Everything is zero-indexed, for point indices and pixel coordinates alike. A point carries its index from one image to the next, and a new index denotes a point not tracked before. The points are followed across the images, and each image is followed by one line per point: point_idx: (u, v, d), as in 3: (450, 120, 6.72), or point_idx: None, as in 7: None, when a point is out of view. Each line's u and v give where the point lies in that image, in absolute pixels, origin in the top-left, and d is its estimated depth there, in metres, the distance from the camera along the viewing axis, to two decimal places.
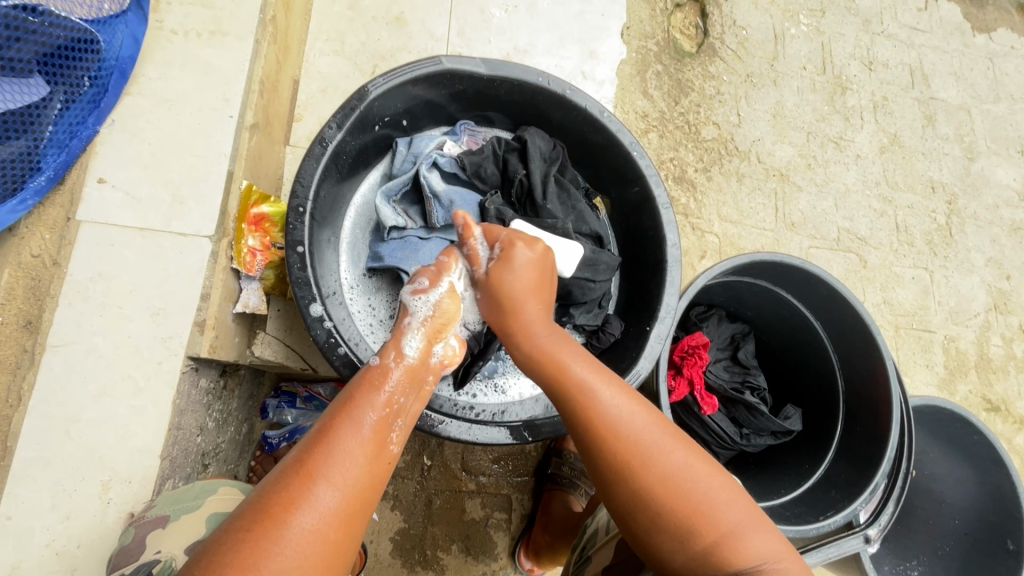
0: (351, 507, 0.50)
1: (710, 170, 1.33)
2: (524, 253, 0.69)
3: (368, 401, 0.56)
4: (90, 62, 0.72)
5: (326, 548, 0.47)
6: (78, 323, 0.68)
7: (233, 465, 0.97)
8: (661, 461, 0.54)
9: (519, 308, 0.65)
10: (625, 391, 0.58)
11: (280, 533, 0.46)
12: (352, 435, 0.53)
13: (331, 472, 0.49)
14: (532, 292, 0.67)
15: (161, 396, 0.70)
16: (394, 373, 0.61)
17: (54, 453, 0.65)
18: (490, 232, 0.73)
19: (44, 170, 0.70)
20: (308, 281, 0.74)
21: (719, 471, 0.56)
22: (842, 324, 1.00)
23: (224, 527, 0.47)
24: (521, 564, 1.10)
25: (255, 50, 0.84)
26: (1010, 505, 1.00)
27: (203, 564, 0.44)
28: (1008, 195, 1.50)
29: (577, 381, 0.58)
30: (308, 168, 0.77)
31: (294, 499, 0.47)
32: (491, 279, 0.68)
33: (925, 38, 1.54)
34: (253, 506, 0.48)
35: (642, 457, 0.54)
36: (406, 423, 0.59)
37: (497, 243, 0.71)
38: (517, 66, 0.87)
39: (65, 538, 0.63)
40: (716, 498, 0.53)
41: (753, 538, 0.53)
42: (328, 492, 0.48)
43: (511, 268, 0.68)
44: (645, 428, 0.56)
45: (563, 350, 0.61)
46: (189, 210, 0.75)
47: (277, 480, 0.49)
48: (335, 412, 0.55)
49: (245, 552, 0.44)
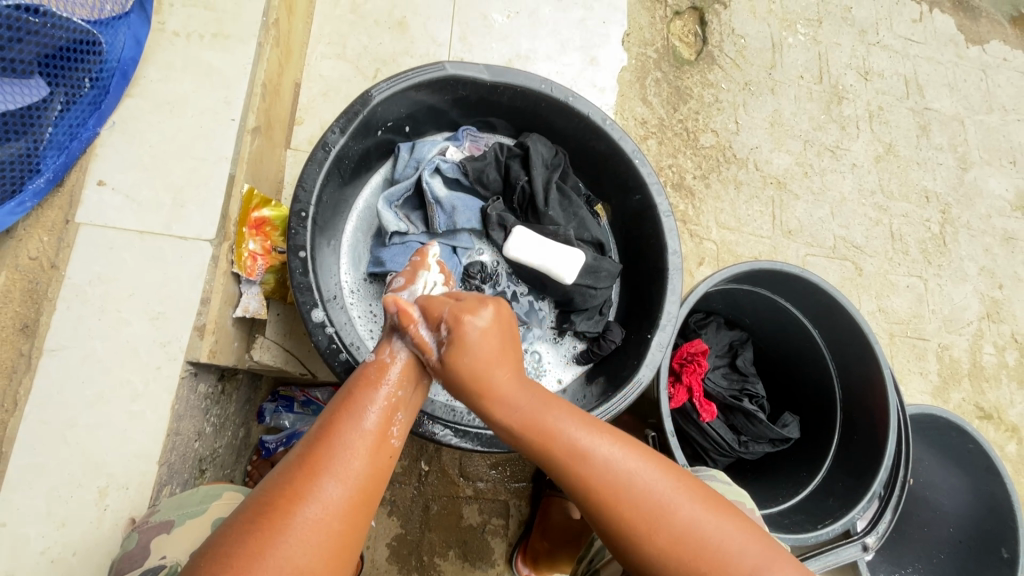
0: (357, 497, 0.49)
1: (708, 178, 1.33)
2: (475, 324, 0.60)
3: (368, 397, 0.57)
4: (92, 64, 0.71)
5: (332, 538, 0.47)
6: (76, 327, 0.68)
7: (229, 470, 0.96)
8: (672, 520, 0.53)
9: (486, 381, 0.59)
10: (626, 449, 0.56)
11: (286, 524, 0.45)
12: (356, 430, 0.53)
13: (335, 466, 0.49)
14: (497, 359, 0.60)
15: (159, 401, 0.69)
16: (393, 368, 0.61)
17: (50, 459, 0.64)
18: (430, 311, 0.62)
19: (43, 172, 0.69)
20: (310, 286, 0.74)
21: (727, 512, 0.55)
22: (840, 332, 1.01)
23: (229, 522, 0.47)
24: (517, 570, 1.10)
25: (258, 53, 0.84)
26: (1004, 513, 1.01)
27: (210, 557, 0.44)
28: (1001, 205, 1.51)
29: (570, 450, 0.56)
30: (311, 172, 0.77)
31: (299, 493, 0.47)
32: (450, 357, 0.60)
33: (919, 49, 1.56)
34: (258, 501, 0.47)
35: (650, 519, 0.53)
36: (407, 415, 0.59)
37: (442, 324, 0.60)
38: (520, 73, 0.87)
39: (61, 546, 0.62)
40: (731, 545, 0.53)
41: (772, 572, 0.53)
42: (333, 484, 0.48)
43: (466, 349, 0.59)
44: (650, 485, 0.54)
45: (547, 413, 0.58)
46: (189, 214, 0.75)
47: (281, 475, 0.49)
48: (337, 409, 0.55)
49: (251, 543, 0.44)
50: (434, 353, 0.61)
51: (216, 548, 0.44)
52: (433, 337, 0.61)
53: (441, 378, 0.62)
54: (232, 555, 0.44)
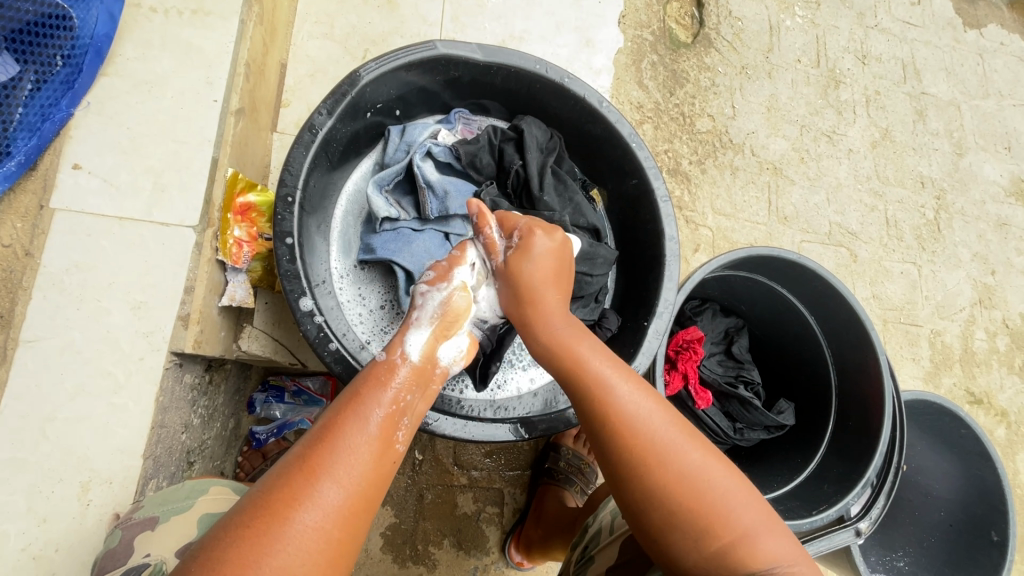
0: (355, 504, 0.48)
1: (704, 164, 1.31)
2: (543, 241, 0.68)
3: (374, 397, 0.54)
4: (63, 40, 0.68)
5: (327, 547, 0.45)
6: (53, 317, 0.65)
7: (219, 461, 0.94)
8: (678, 461, 0.53)
9: (535, 297, 0.66)
10: (644, 390, 0.57)
11: (281, 530, 0.44)
12: (358, 431, 0.50)
13: (334, 468, 0.47)
14: (550, 281, 0.67)
15: (142, 393, 0.67)
16: (401, 370, 0.58)
17: (28, 453, 0.61)
18: (505, 220, 0.72)
19: (13, 155, 0.65)
20: (298, 274, 0.71)
21: (730, 469, 0.55)
22: (837, 320, 1.00)
23: (222, 523, 0.45)
24: (510, 557, 1.09)
25: (239, 31, 0.81)
26: (994, 498, 1.02)
27: (201, 561, 0.42)
28: (996, 190, 1.51)
29: (594, 377, 0.57)
30: (297, 156, 0.74)
31: (297, 496, 0.45)
32: (510, 269, 0.68)
33: (917, 33, 1.54)
34: (254, 502, 0.46)
35: (657, 453, 0.53)
36: (413, 420, 0.57)
37: (515, 231, 0.70)
38: (514, 52, 0.85)
39: (42, 542, 0.60)
40: (731, 498, 0.52)
41: (766, 542, 0.51)
42: (333, 489, 0.47)
43: (530, 256, 0.67)
44: (658, 422, 0.55)
45: (580, 343, 0.61)
46: (171, 199, 0.72)
47: (279, 476, 0.47)
48: (341, 407, 0.53)
49: (244, 549, 0.43)
50: (500, 254, 0.70)
51: (208, 549, 0.43)
52: (502, 241, 0.71)
53: (501, 281, 0.69)
54: (225, 559, 0.42)
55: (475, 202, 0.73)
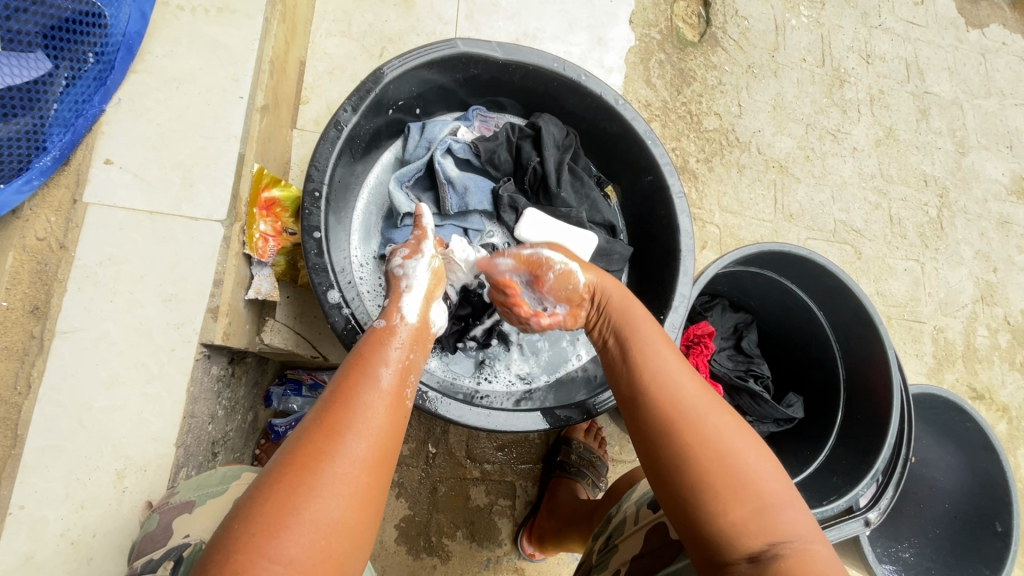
0: (379, 452, 0.50)
1: (711, 162, 1.33)
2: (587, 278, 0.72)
3: (380, 356, 0.57)
4: (96, 38, 0.69)
5: (360, 493, 0.47)
6: (88, 309, 0.66)
7: (239, 454, 0.95)
8: (739, 459, 0.53)
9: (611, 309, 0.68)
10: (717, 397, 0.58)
11: (314, 480, 0.45)
12: (370, 389, 0.53)
13: (355, 424, 0.49)
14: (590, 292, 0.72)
15: (174, 383, 0.68)
16: (401, 330, 0.63)
17: (66, 442, 0.63)
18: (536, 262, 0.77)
19: (48, 150, 0.67)
20: (325, 267, 0.73)
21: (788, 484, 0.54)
22: (846, 314, 1.02)
23: (254, 486, 0.46)
24: (523, 549, 1.11)
25: (264, 28, 0.82)
26: (999, 490, 1.04)
27: (238, 520, 0.43)
28: (997, 189, 1.53)
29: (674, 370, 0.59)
30: (323, 151, 0.75)
31: (323, 449, 0.47)
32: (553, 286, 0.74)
33: (920, 33, 1.56)
34: (279, 460, 0.47)
35: (727, 448, 0.53)
36: (417, 375, 0.60)
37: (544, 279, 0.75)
38: (533, 51, 0.86)
39: (80, 528, 0.61)
40: (782, 506, 0.51)
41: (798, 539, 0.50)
42: (357, 441, 0.48)
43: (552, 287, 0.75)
44: (726, 428, 0.55)
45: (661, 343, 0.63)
46: (200, 193, 0.73)
47: (300, 436, 0.48)
48: (350, 368, 0.55)
49: (281, 501, 0.44)
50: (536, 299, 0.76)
51: (243, 505, 0.44)
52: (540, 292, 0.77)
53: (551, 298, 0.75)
54: (261, 513, 0.43)
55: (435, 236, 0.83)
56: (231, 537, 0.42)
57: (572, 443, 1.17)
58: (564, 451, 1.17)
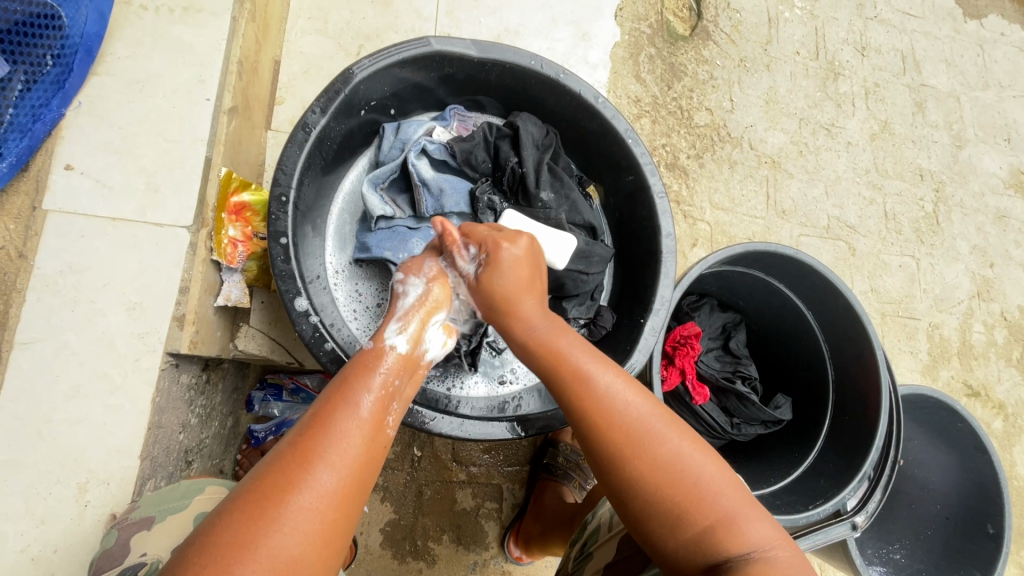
0: (351, 486, 0.48)
1: (702, 158, 1.31)
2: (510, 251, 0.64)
3: (363, 383, 0.54)
4: (53, 39, 0.67)
5: (326, 527, 0.45)
6: (47, 319, 0.65)
7: (218, 460, 0.94)
8: (655, 446, 0.53)
9: (513, 306, 0.63)
10: (626, 380, 0.57)
11: (277, 512, 0.44)
12: (348, 417, 0.50)
13: (327, 453, 0.47)
14: (525, 288, 0.64)
15: (139, 394, 0.67)
16: (388, 356, 0.59)
17: (25, 455, 0.62)
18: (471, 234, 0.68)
19: (5, 156, 0.65)
20: (292, 274, 0.71)
21: (713, 456, 0.54)
22: (834, 315, 1.00)
23: (216, 512, 0.45)
24: (509, 552, 1.10)
25: (232, 28, 0.80)
26: (991, 491, 1.02)
27: (199, 547, 0.42)
28: (995, 182, 1.50)
29: (573, 370, 0.57)
30: (291, 155, 0.74)
31: (291, 480, 0.45)
32: (481, 283, 0.64)
33: (916, 24, 1.53)
34: (247, 487, 0.46)
35: (640, 439, 0.53)
36: (402, 405, 0.57)
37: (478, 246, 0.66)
38: (509, 48, 0.84)
39: (41, 543, 0.60)
40: (709, 484, 0.52)
41: (748, 526, 0.51)
42: (327, 472, 0.47)
43: (499, 271, 0.64)
44: (640, 415, 0.54)
45: (560, 337, 0.60)
46: (164, 199, 0.72)
47: (270, 463, 0.47)
48: (331, 395, 0.53)
49: (242, 533, 0.43)
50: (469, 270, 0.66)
51: (203, 532, 0.43)
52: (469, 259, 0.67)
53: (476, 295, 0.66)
54: (221, 545, 0.42)
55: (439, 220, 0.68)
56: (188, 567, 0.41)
57: (559, 446, 1.16)
58: (550, 454, 1.16)
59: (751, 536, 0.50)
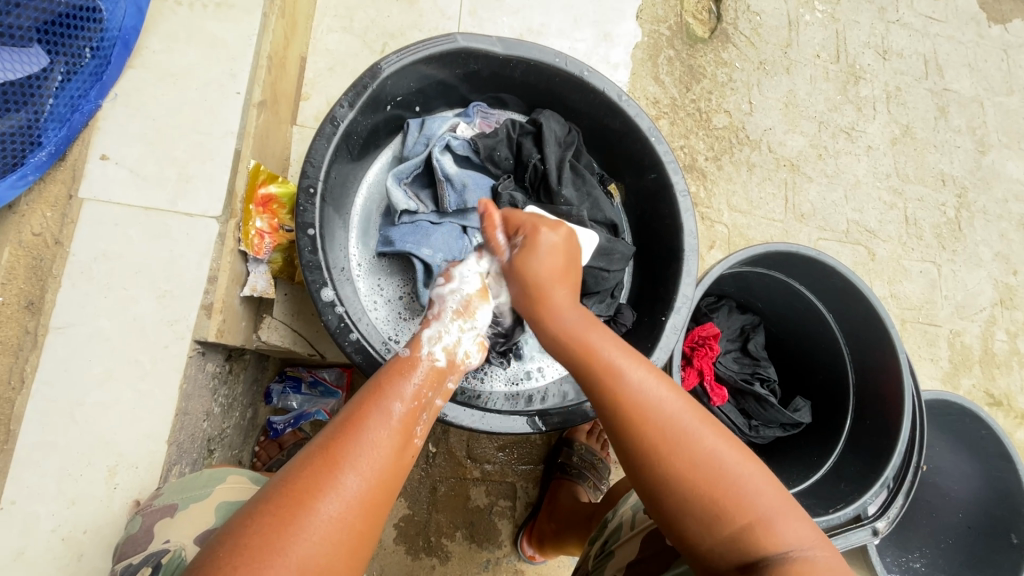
0: (376, 495, 0.48)
1: (720, 160, 1.30)
2: (549, 237, 0.65)
3: (396, 392, 0.55)
4: (92, 32, 0.69)
5: (349, 537, 0.46)
6: (81, 305, 0.66)
7: (237, 451, 0.95)
8: (695, 445, 0.52)
9: (545, 295, 0.62)
10: (659, 378, 0.56)
11: (304, 519, 0.44)
12: (378, 426, 0.51)
13: (356, 460, 0.48)
14: (558, 277, 0.63)
15: (168, 380, 0.68)
16: (422, 367, 0.59)
17: (58, 437, 0.63)
18: (511, 219, 0.69)
19: (44, 145, 0.67)
20: (319, 265, 0.72)
21: (752, 458, 0.54)
22: (856, 318, 0.99)
23: (241, 513, 0.45)
24: (522, 551, 1.10)
25: (262, 24, 0.81)
26: (1015, 501, 1.00)
27: (227, 547, 0.43)
28: (1019, 189, 1.48)
29: (604, 364, 0.56)
30: (319, 148, 0.75)
31: (319, 486, 0.46)
32: (515, 266, 0.65)
33: (939, 28, 1.51)
34: (276, 490, 0.46)
35: (674, 438, 0.53)
36: (431, 416, 0.58)
37: (520, 232, 0.67)
38: (534, 46, 0.84)
39: (71, 524, 0.61)
40: (745, 482, 0.52)
41: (786, 527, 0.51)
42: (353, 481, 0.47)
43: (535, 254, 0.64)
44: (675, 414, 0.54)
45: (592, 331, 0.59)
46: (195, 189, 0.73)
47: (298, 466, 0.48)
48: (362, 400, 0.53)
49: (267, 538, 0.43)
50: (505, 255, 0.67)
51: (230, 535, 0.44)
52: (507, 242, 0.68)
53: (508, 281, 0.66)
54: (247, 547, 0.43)
55: (484, 202, 0.71)
56: (213, 566, 0.42)
57: (575, 446, 1.17)
58: (566, 453, 1.16)
59: (787, 536, 0.50)
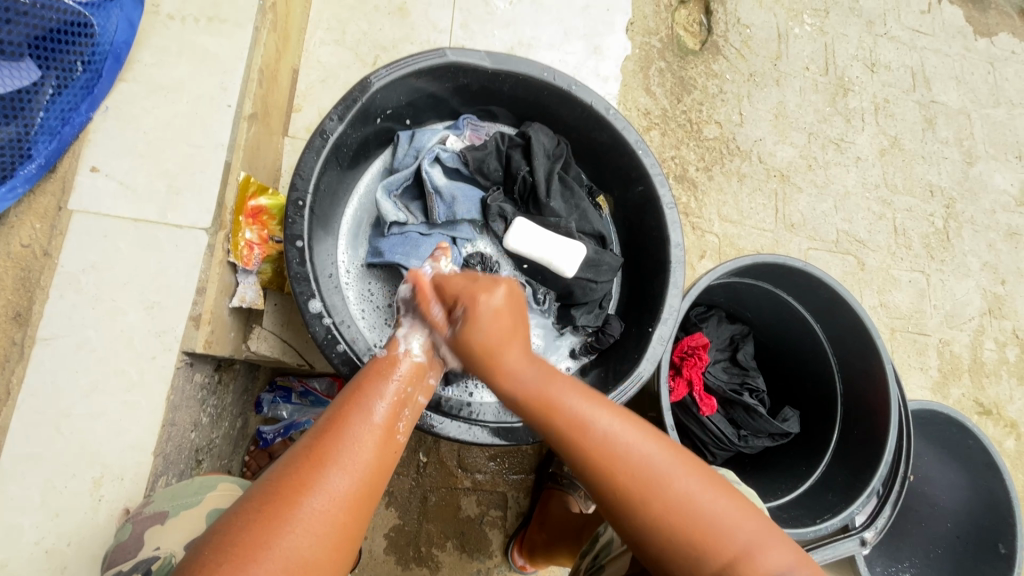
0: (362, 489, 0.49)
1: (711, 171, 1.32)
2: (488, 302, 0.61)
3: (379, 390, 0.56)
4: (83, 46, 0.70)
5: (336, 530, 0.46)
6: (69, 316, 0.67)
7: (226, 461, 0.95)
8: (668, 489, 0.52)
9: (497, 356, 0.60)
10: (625, 423, 0.56)
11: (291, 513, 0.45)
12: (362, 422, 0.52)
13: (341, 456, 0.48)
14: (510, 336, 0.61)
15: (154, 391, 0.68)
16: (403, 363, 0.60)
17: (44, 449, 0.63)
18: (446, 288, 0.65)
19: (34, 157, 0.68)
20: (307, 276, 0.73)
21: (729, 492, 0.54)
22: (843, 327, 0.99)
23: (230, 511, 0.46)
24: (513, 562, 1.09)
25: (254, 38, 0.82)
26: (1002, 510, 1.01)
27: (213, 545, 0.43)
28: (1006, 200, 1.50)
29: (568, 423, 0.55)
30: (308, 160, 0.75)
31: (306, 481, 0.46)
32: (459, 340, 0.61)
33: (926, 41, 1.53)
34: (262, 487, 0.47)
35: (647, 484, 0.52)
36: (414, 411, 0.58)
37: (455, 302, 0.63)
38: (523, 60, 0.86)
39: (55, 536, 0.61)
40: (720, 518, 0.52)
41: (766, 556, 0.51)
42: (340, 476, 0.48)
43: (477, 325, 0.61)
44: (646, 459, 0.54)
45: (551, 385, 0.58)
46: (185, 201, 0.73)
47: (285, 464, 0.48)
48: (345, 401, 0.54)
49: (256, 533, 0.43)
50: (445, 329, 0.63)
51: (217, 534, 0.44)
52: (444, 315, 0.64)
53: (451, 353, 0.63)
54: (236, 543, 0.43)
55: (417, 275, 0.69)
56: (201, 564, 0.42)
57: (565, 456, 1.15)
58: (557, 463, 1.14)
59: (771, 566, 0.51)
